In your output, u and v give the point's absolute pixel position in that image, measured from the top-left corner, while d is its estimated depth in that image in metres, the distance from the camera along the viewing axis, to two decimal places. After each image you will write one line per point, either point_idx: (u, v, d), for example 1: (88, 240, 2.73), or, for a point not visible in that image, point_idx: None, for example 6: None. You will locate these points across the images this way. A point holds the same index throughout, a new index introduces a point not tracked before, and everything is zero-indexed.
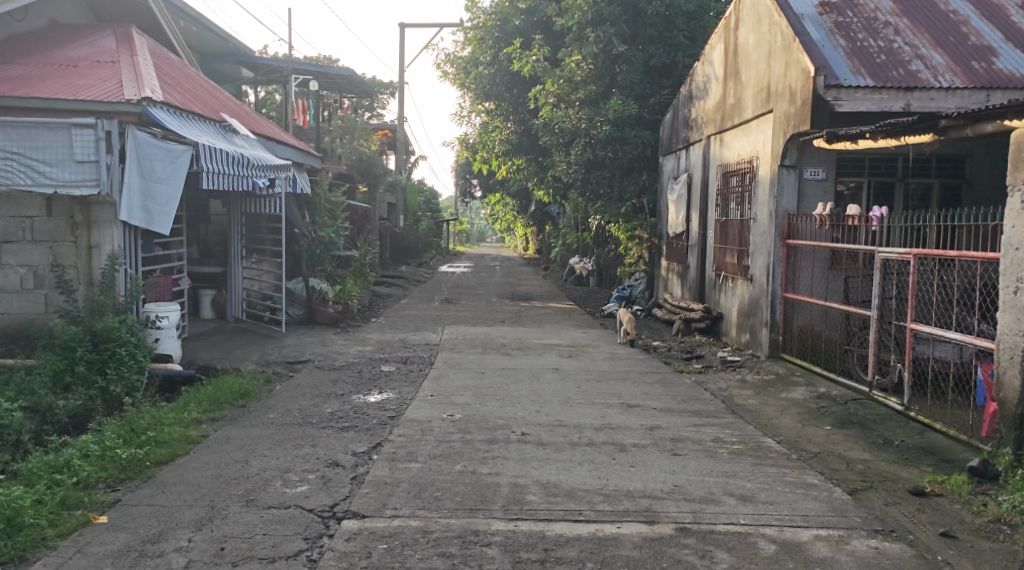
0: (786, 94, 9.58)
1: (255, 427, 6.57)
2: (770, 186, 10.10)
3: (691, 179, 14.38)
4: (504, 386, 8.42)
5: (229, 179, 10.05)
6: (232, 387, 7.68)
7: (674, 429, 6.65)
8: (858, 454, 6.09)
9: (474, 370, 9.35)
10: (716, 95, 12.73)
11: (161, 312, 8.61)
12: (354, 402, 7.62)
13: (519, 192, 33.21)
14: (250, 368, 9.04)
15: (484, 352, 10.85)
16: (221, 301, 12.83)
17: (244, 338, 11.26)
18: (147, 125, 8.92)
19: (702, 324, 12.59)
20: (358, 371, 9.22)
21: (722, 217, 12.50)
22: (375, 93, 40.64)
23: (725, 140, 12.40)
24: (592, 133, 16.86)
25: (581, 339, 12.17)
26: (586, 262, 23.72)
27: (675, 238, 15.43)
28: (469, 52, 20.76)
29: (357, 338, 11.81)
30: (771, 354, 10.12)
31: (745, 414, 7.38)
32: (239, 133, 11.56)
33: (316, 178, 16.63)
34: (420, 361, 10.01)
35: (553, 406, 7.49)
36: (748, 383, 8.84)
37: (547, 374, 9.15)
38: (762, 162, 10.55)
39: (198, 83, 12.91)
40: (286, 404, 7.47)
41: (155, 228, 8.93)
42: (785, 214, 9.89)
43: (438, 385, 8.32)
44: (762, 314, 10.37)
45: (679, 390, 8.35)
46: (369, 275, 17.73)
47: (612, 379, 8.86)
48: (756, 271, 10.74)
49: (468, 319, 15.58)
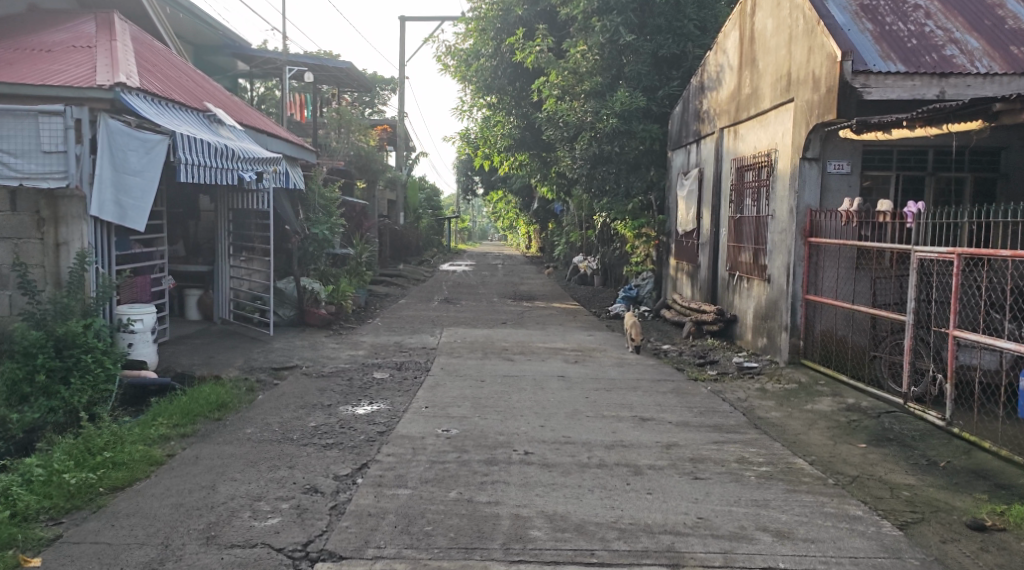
0: (809, 82, 8.93)
1: (226, 444, 5.92)
2: (790, 181, 9.45)
3: (702, 174, 13.74)
4: (505, 396, 7.78)
5: (212, 173, 9.37)
6: (208, 398, 7.05)
7: (692, 448, 6.00)
8: (901, 478, 5.42)
9: (473, 378, 8.70)
10: (730, 85, 12.09)
11: (135, 316, 8.04)
12: (341, 414, 6.97)
13: (522, 190, 32.56)
14: (231, 376, 8.39)
15: (484, 357, 10.20)
16: (208, 301, 12.18)
17: (230, 341, 10.61)
18: (120, 113, 8.32)
19: (715, 327, 11.93)
20: (349, 379, 8.57)
21: (736, 214, 11.85)
22: (376, 89, 40.01)
23: (739, 133, 11.77)
24: (598, 127, 16.22)
25: (587, 343, 11.52)
26: (590, 260, 23.08)
27: (685, 236, 14.77)
28: (470, 44, 20.18)
29: (350, 342, 11.15)
30: (791, 360, 9.47)
31: (770, 429, 6.71)
32: (225, 124, 10.96)
33: (311, 173, 16.00)
34: (416, 367, 9.37)
35: (559, 419, 6.83)
36: (769, 393, 8.17)
37: (552, 382, 8.50)
38: (781, 155, 9.90)
39: (184, 72, 12.32)
40: (268, 417, 6.83)
41: (129, 224, 8.33)
42: (807, 210, 9.25)
43: (434, 396, 7.67)
44: (782, 318, 9.70)
45: (695, 400, 7.69)
46: (365, 274, 17.07)
47: (622, 388, 8.21)
48: (774, 272, 10.09)
49: (469, 320, 14.93)
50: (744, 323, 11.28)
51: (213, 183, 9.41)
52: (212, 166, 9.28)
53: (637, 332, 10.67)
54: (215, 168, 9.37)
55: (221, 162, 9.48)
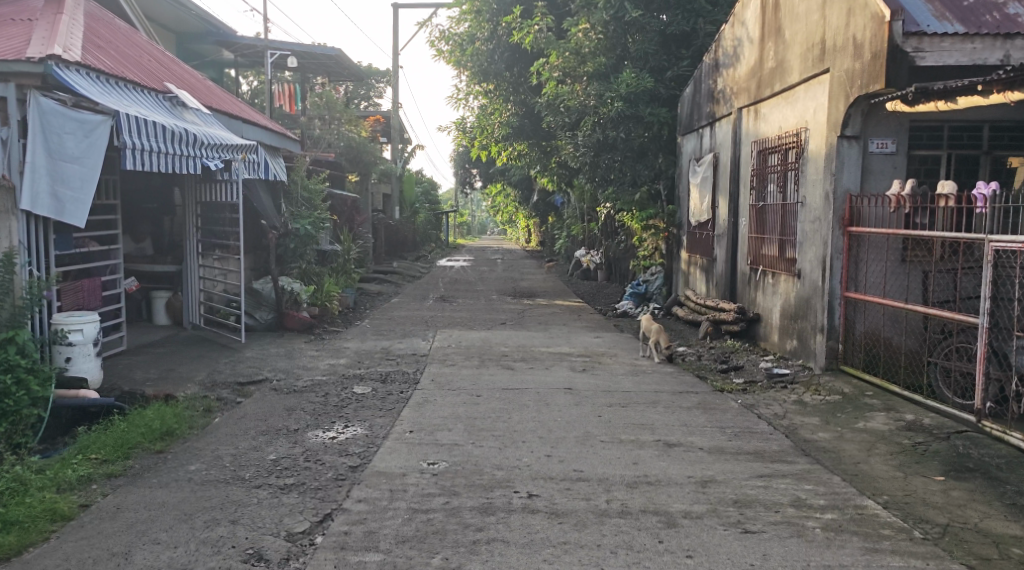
0: (849, 48, 7.81)
1: (157, 488, 4.82)
2: (825, 163, 8.33)
3: (716, 160, 12.62)
4: (504, 416, 6.65)
5: (162, 160, 8.18)
6: (150, 424, 5.91)
7: (732, 485, 4.89)
8: (1002, 527, 4.34)
9: (467, 392, 7.56)
10: (749, 59, 10.97)
11: (70, 325, 6.94)
12: (307, 443, 5.83)
13: (521, 181, 31.39)
14: (189, 394, 7.28)
15: (481, 365, 9.07)
16: (177, 304, 11.05)
17: (197, 350, 9.48)
18: (53, 91, 7.29)
19: (735, 328, 10.79)
20: (324, 396, 7.42)
21: (757, 202, 10.72)
22: (369, 81, 38.76)
23: (760, 112, 10.65)
24: (602, 111, 15.08)
25: (595, 347, 10.37)
26: (593, 254, 21.97)
27: (698, 227, 13.64)
28: (464, 27, 18.88)
29: (332, 349, 10.01)
30: (828, 366, 8.30)
31: (822, 455, 5.60)
32: (189, 108, 9.85)
33: (293, 163, 14.83)
34: (402, 379, 8.24)
35: (569, 447, 5.71)
36: (810, 406, 7.05)
37: (558, 396, 7.38)
38: (813, 133, 8.78)
39: (149, 53, 11.18)
40: (219, 446, 5.69)
41: (67, 219, 7.20)
42: (846, 195, 8.12)
43: (420, 417, 6.54)
44: (816, 318, 8.53)
45: (727, 419, 6.56)
46: (354, 272, 15.91)
47: (639, 403, 7.10)
48: (806, 266, 8.96)
49: (465, 320, 13.81)
50: (770, 324, 10.14)
51: (166, 171, 8.23)
52: (160, 152, 8.10)
53: (665, 337, 9.25)
54: (167, 154, 8.20)
55: (173, 147, 8.31)
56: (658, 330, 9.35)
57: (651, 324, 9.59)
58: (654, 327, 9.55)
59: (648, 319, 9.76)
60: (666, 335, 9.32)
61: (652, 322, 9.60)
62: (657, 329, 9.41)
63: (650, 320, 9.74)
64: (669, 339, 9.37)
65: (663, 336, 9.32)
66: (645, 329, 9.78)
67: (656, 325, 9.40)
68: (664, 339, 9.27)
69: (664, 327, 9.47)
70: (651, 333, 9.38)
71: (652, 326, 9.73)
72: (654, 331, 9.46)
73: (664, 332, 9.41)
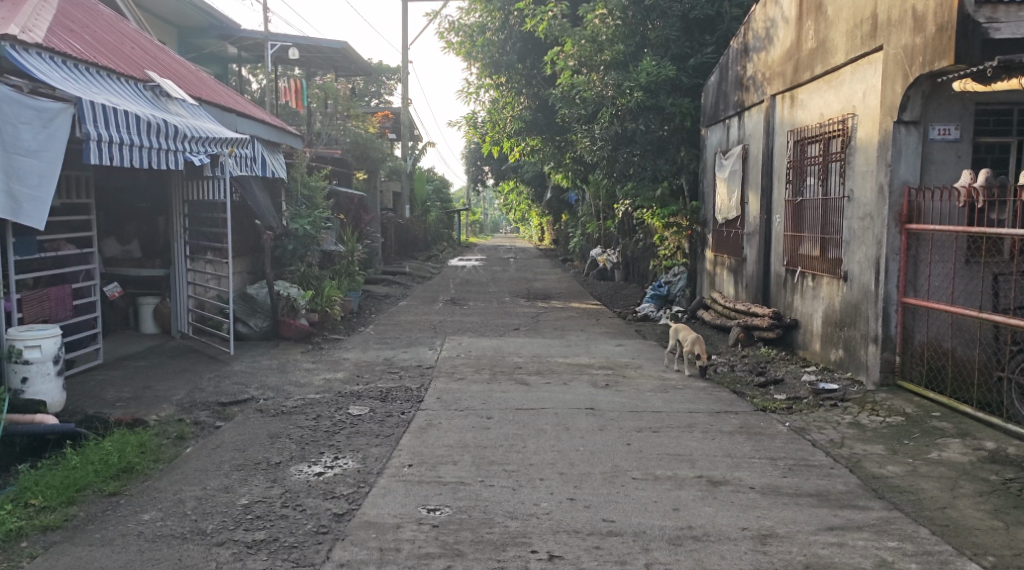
0: (907, 21, 6.99)
1: (104, 552, 4.05)
2: (878, 151, 7.47)
3: (745, 152, 11.75)
4: (519, 446, 5.77)
5: (138, 155, 7.30)
6: (106, 458, 5.06)
7: (797, 542, 4.10)
8: None
9: (477, 413, 6.68)
10: (784, 41, 10.12)
11: (27, 341, 6.12)
12: (288, 482, 4.95)
13: (534, 178, 30.49)
14: (164, 417, 6.45)
15: (492, 379, 8.20)
16: (165, 311, 10.22)
17: (181, 362, 8.63)
18: (4, 77, 6.46)
19: (770, 335, 9.89)
20: (315, 418, 6.54)
21: (794, 197, 9.82)
22: (379, 78, 37.98)
23: (797, 98, 9.78)
24: (620, 102, 14.19)
25: (618, 357, 9.46)
26: (610, 253, 21.10)
27: (725, 225, 12.73)
28: (473, 17, 17.89)
29: (330, 360, 9.16)
30: (883, 382, 7.40)
31: (900, 496, 4.72)
32: (173, 98, 9.04)
33: (293, 159, 13.98)
34: (405, 397, 7.37)
35: (596, 487, 4.83)
36: (871, 431, 6.16)
37: (581, 417, 6.50)
38: (863, 119, 7.93)
39: (136, 41, 10.40)
40: (184, 486, 4.84)
41: (24, 221, 6.31)
42: (904, 187, 7.26)
43: (422, 448, 5.66)
44: (868, 326, 7.63)
45: (778, 448, 5.68)
46: (358, 275, 15.05)
47: (674, 427, 6.21)
48: (854, 267, 8.04)
49: (476, 325, 12.92)
50: (810, 331, 9.23)
51: (143, 167, 7.35)
52: (134, 145, 7.22)
53: (701, 347, 8.21)
54: (143, 148, 7.33)
55: (150, 140, 7.43)
56: (694, 339, 8.31)
57: (686, 333, 8.54)
58: (688, 336, 8.53)
59: (680, 327, 8.72)
60: (703, 345, 8.27)
61: (687, 330, 8.54)
62: (692, 338, 8.36)
63: (684, 328, 8.69)
64: (706, 348, 8.32)
65: (700, 346, 8.27)
66: (676, 337, 8.75)
67: (692, 333, 8.36)
68: (701, 351, 8.21)
69: (700, 336, 8.43)
70: (685, 343, 8.33)
71: (685, 334, 8.69)
72: (689, 341, 8.43)
73: (700, 341, 8.37)
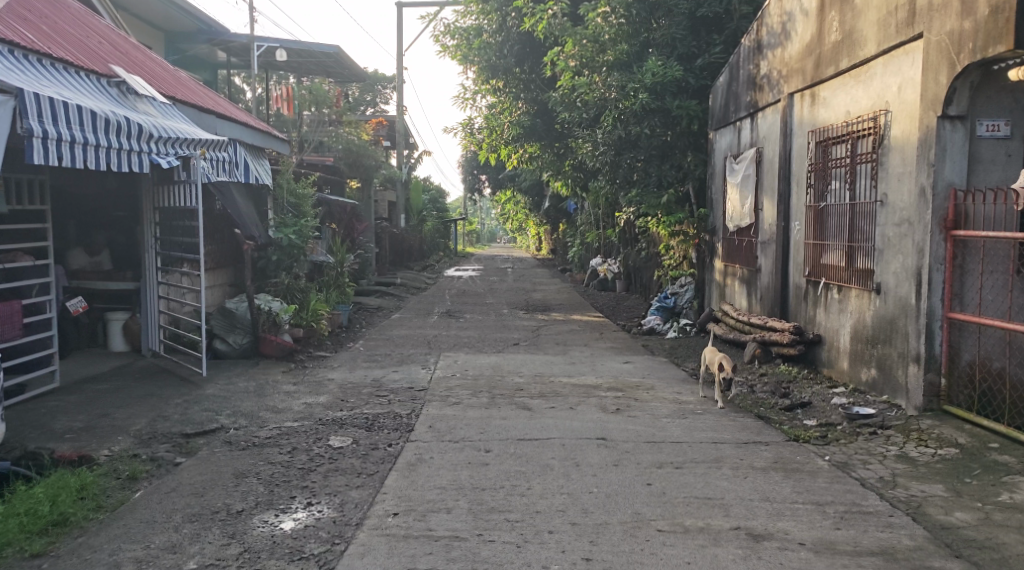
0: (953, 4, 6.35)
1: None
2: (918, 150, 6.78)
3: (759, 155, 11.01)
4: (523, 488, 4.99)
5: (87, 155, 6.55)
6: (33, 508, 4.36)
7: None
8: None
9: (473, 446, 5.90)
10: (803, 35, 9.40)
11: None
12: (249, 538, 4.24)
13: (532, 186, 29.75)
14: (118, 451, 5.68)
15: (491, 403, 7.41)
16: (135, 328, 9.46)
17: (150, 385, 7.85)
18: None
19: (791, 352, 9.11)
20: (289, 453, 5.77)
21: (816, 201, 9.07)
22: (375, 85, 37.30)
23: (818, 95, 9.04)
24: (623, 105, 13.46)
25: (627, 377, 8.67)
26: (611, 263, 20.39)
27: (736, 233, 12.00)
28: (470, 20, 17.22)
29: (313, 382, 8.37)
30: (928, 407, 6.66)
31: (976, 555, 4.01)
32: (142, 96, 8.28)
33: (278, 165, 13.19)
34: (393, 426, 6.59)
35: (615, 544, 4.10)
36: (924, 468, 5.42)
37: (592, 450, 5.72)
38: (898, 115, 7.20)
39: (106, 36, 9.65)
40: (123, 546, 4.15)
41: None
42: (950, 190, 6.56)
43: (410, 492, 4.89)
44: (908, 344, 6.90)
45: (821, 490, 4.92)
46: (349, 287, 14.26)
47: (699, 463, 5.43)
48: (889, 279, 7.31)
49: (472, 339, 12.14)
50: (836, 348, 8.47)
51: (94, 168, 6.60)
52: (82, 143, 6.47)
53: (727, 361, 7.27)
54: (93, 148, 6.58)
55: (103, 137, 6.69)
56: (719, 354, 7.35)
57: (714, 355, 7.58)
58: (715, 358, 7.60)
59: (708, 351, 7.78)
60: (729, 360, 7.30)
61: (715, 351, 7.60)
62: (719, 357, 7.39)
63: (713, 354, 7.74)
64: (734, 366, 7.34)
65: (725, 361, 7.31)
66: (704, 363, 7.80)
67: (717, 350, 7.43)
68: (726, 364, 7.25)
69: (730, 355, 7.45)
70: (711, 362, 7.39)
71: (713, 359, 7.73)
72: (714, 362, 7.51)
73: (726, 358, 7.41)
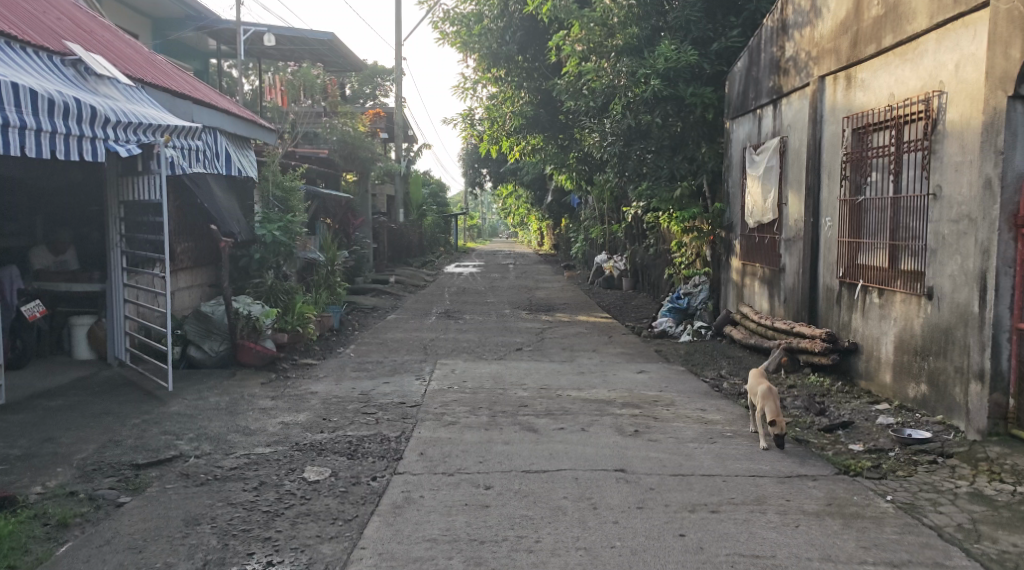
0: None
1: None
2: (982, 135, 6.01)
3: (784, 145, 10.15)
4: (530, 542, 4.15)
5: (1, 135, 5.73)
6: None
7: None
8: None
9: (471, 480, 5.05)
10: (837, 11, 8.54)
11: None
12: None
13: (535, 179, 28.86)
14: (52, 488, 4.85)
15: (491, 422, 6.56)
16: (101, 335, 8.56)
17: (109, 400, 7.01)
18: None
19: (824, 362, 8.23)
20: (256, 489, 4.92)
21: (851, 195, 8.23)
22: (374, 77, 36.36)
23: (854, 78, 8.19)
24: (633, 93, 12.62)
25: (643, 390, 7.82)
26: (618, 260, 19.56)
27: (757, 230, 11.15)
28: (469, 5, 16.27)
29: (293, 396, 7.50)
30: (994, 431, 5.88)
31: None
32: (103, 78, 7.46)
33: (264, 156, 12.32)
34: (379, 453, 5.74)
35: None
36: (1004, 510, 4.60)
37: (609, 488, 4.88)
38: (954, 98, 6.39)
39: (70, 13, 8.83)
40: None
41: None
42: (1020, 181, 5.80)
43: (394, 550, 4.06)
44: (969, 358, 6.11)
45: (887, 547, 4.08)
46: (341, 286, 13.41)
47: (738, 505, 4.58)
48: (944, 282, 6.48)
49: (473, 344, 11.28)
50: (876, 359, 7.61)
51: (10, 152, 5.79)
52: None
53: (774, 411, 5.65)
54: (7, 128, 5.75)
55: (22, 117, 5.87)
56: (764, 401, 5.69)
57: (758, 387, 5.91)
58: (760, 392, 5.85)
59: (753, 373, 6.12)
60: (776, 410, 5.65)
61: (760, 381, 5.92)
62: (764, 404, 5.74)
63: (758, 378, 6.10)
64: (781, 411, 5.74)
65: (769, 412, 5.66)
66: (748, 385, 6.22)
67: (760, 389, 5.76)
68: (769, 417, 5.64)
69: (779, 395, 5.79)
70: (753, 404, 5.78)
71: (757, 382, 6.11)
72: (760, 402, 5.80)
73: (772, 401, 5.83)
